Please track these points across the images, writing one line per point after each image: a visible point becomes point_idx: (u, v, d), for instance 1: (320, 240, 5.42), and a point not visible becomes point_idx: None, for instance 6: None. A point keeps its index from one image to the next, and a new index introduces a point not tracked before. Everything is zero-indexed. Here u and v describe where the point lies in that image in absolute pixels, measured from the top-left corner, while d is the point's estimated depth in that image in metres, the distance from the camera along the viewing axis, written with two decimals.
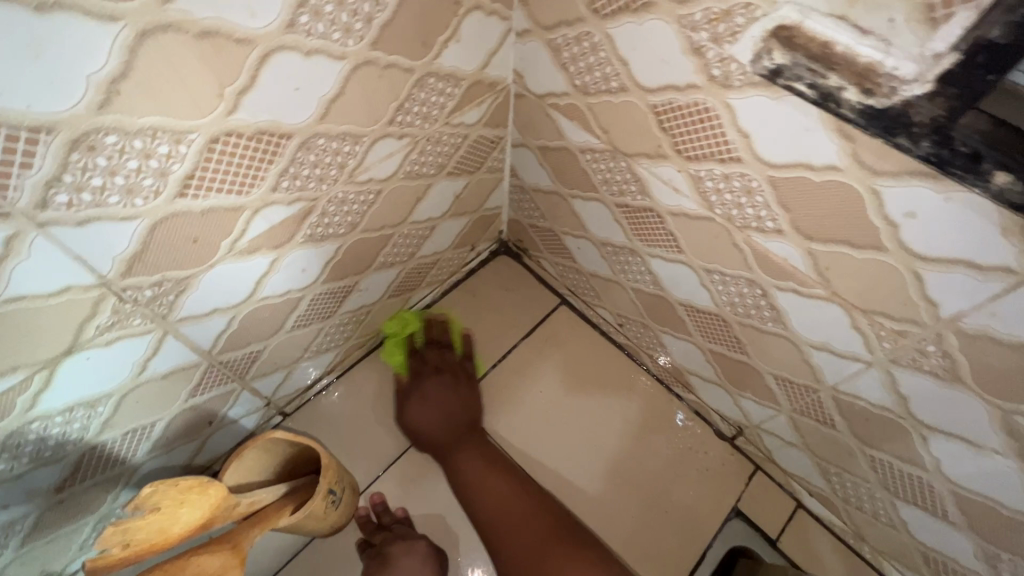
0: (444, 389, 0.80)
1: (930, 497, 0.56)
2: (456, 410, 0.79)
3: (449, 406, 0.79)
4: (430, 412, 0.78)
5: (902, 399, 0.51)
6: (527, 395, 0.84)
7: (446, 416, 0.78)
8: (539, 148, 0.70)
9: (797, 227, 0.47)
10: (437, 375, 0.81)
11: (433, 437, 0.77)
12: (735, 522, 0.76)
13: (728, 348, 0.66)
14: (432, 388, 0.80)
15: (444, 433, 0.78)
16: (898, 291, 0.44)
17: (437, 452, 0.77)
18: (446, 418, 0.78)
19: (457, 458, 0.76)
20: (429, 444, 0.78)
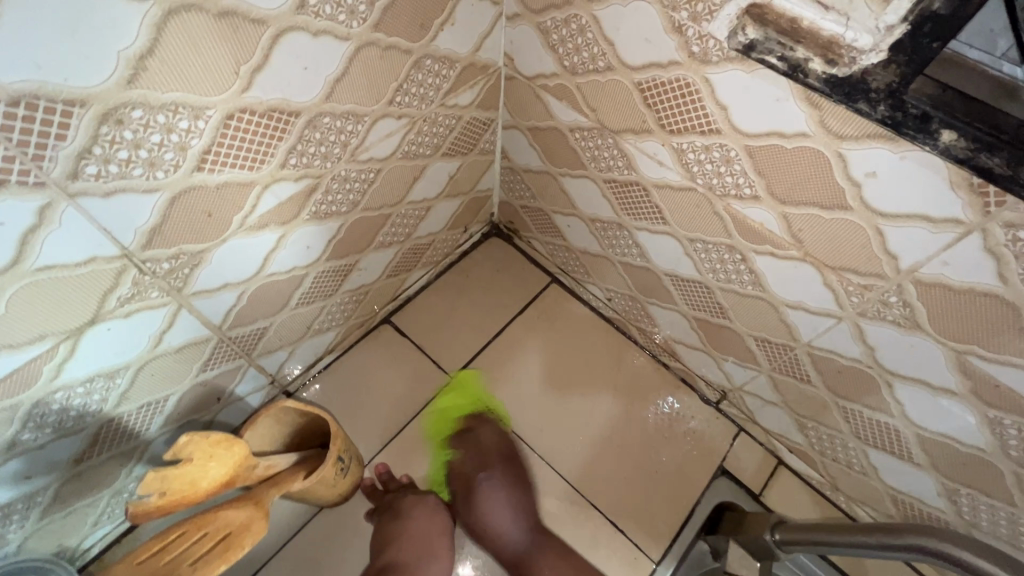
0: (512, 488, 0.77)
1: (896, 440, 0.61)
2: (524, 502, 0.77)
3: (517, 513, 0.76)
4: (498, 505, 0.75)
5: (869, 350, 0.55)
6: (521, 374, 0.88)
7: (512, 514, 0.75)
8: (529, 130, 0.73)
9: (772, 192, 0.51)
10: (493, 471, 0.78)
11: (506, 553, 0.74)
12: (721, 480, 0.81)
13: (711, 314, 0.70)
14: (500, 489, 0.77)
15: (525, 538, 0.75)
16: (863, 248, 0.48)
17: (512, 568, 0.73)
18: (508, 532, 0.75)
19: (540, 565, 0.73)
20: (503, 556, 0.74)
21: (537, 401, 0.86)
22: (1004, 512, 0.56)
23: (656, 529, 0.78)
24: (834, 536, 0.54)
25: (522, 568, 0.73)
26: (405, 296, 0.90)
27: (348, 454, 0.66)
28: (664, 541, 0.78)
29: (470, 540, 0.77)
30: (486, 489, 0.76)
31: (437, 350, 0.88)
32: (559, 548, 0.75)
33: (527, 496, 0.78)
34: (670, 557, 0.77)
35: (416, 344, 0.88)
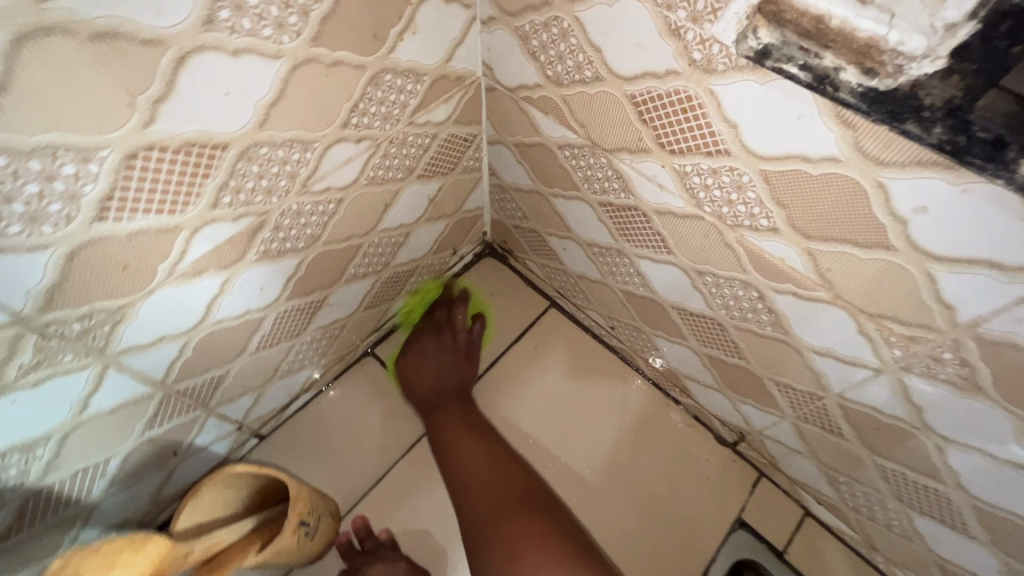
0: (447, 361, 0.79)
1: (948, 509, 0.51)
2: (452, 383, 0.78)
3: (433, 373, 0.78)
4: (423, 367, 0.78)
5: (915, 409, 0.46)
6: (526, 397, 0.81)
7: (438, 373, 0.78)
8: (515, 145, 0.66)
9: (793, 225, 0.43)
10: (438, 335, 0.80)
11: (427, 392, 0.77)
12: (738, 534, 0.72)
13: (724, 352, 0.61)
14: (431, 349, 0.79)
15: (436, 390, 0.77)
16: (909, 294, 0.39)
17: (428, 410, 0.76)
18: (438, 381, 0.77)
19: (441, 421, 0.75)
20: (422, 403, 0.77)
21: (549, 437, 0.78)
22: None
23: None
24: None
25: (432, 422, 0.76)
26: (389, 325, 0.83)
27: (316, 512, 0.59)
28: None
29: None
30: (428, 350, 0.79)
31: None
32: (465, 411, 0.76)
33: (461, 376, 0.79)
34: None
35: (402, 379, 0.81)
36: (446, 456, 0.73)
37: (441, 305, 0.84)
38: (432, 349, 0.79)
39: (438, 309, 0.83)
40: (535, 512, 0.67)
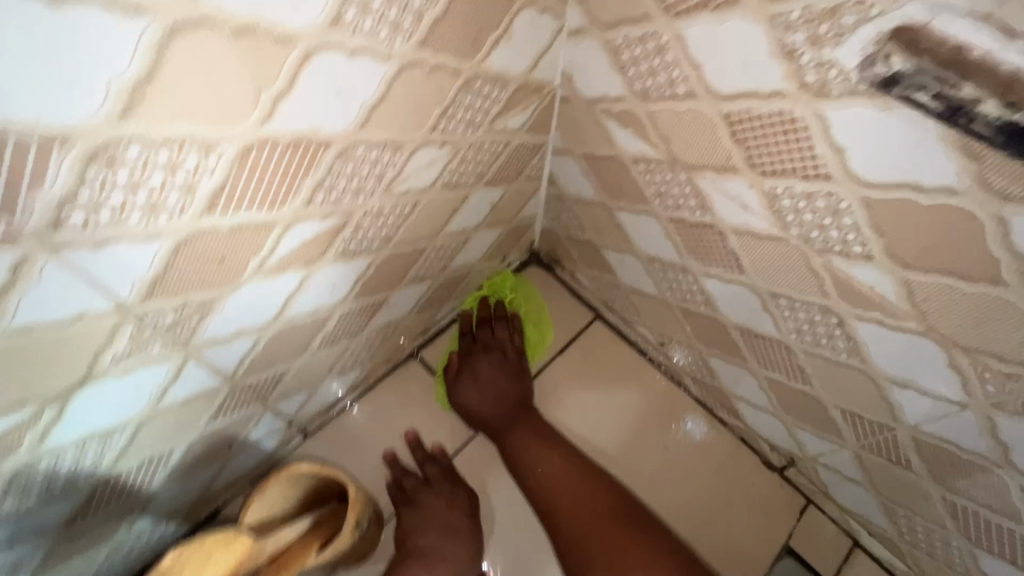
0: (501, 372, 0.76)
1: (1020, 550, 0.50)
2: (512, 393, 0.75)
3: (498, 390, 0.75)
4: (483, 389, 0.74)
5: (1000, 447, 0.45)
6: (576, 396, 0.81)
7: (495, 390, 0.75)
8: (583, 157, 0.65)
9: (892, 254, 0.42)
10: (495, 352, 0.77)
11: (492, 424, 0.74)
12: (784, 561, 0.72)
13: (788, 377, 0.61)
14: (482, 368, 0.76)
15: (502, 411, 0.74)
16: (1014, 331, 0.39)
17: (496, 433, 0.74)
18: (499, 401, 0.74)
19: (512, 441, 0.72)
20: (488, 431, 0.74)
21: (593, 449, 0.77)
22: None
23: None
24: None
25: (503, 439, 0.73)
26: (436, 329, 0.82)
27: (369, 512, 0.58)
28: None
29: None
30: (483, 376, 0.75)
31: None
32: (538, 423, 0.74)
33: (518, 387, 0.76)
34: None
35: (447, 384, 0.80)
36: (523, 470, 0.71)
37: (486, 318, 0.81)
38: (487, 374, 0.75)
39: (482, 330, 0.80)
40: (635, 535, 0.65)
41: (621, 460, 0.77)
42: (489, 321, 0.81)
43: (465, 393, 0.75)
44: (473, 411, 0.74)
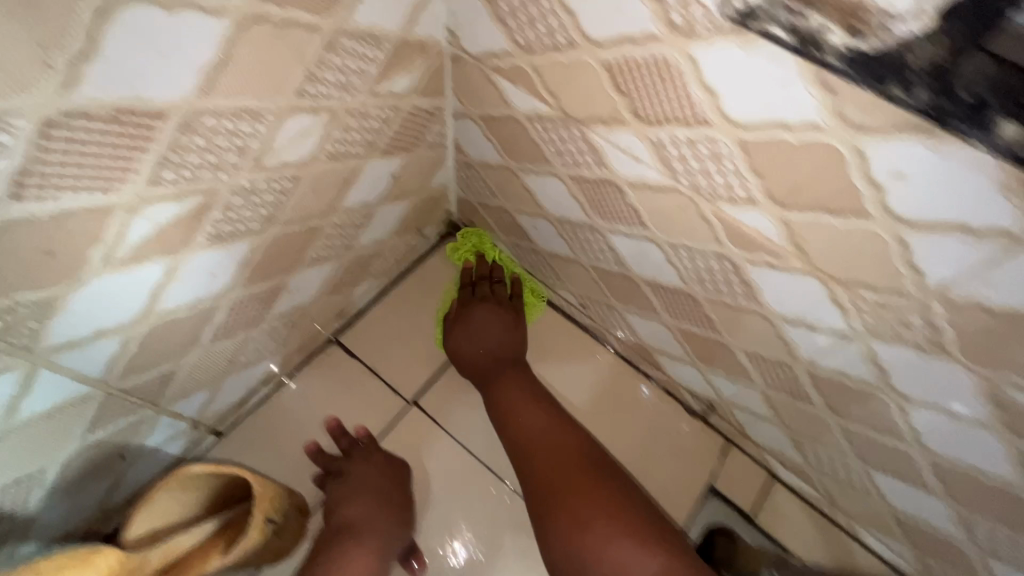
0: (495, 322, 0.76)
1: (906, 466, 0.54)
2: (504, 344, 0.75)
3: (492, 341, 0.75)
4: (477, 336, 0.75)
5: (881, 373, 0.48)
6: (557, 359, 0.81)
7: (488, 338, 0.75)
8: (482, 119, 0.63)
9: (772, 195, 0.42)
10: (492, 302, 0.77)
11: (480, 370, 0.74)
12: (711, 501, 0.74)
13: (697, 326, 0.62)
14: (478, 317, 0.76)
15: (493, 361, 0.74)
16: (881, 261, 0.40)
17: (481, 378, 0.74)
18: (490, 350, 0.74)
19: (499, 388, 0.72)
20: (476, 376, 0.74)
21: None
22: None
23: None
24: None
25: (490, 388, 0.73)
26: (353, 312, 0.79)
27: (282, 507, 0.56)
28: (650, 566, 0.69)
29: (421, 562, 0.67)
30: (477, 326, 0.75)
31: (390, 373, 0.77)
32: (524, 377, 0.73)
33: (509, 338, 0.76)
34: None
35: (368, 367, 0.77)
36: (503, 419, 0.70)
37: (479, 276, 0.81)
38: (483, 325, 0.75)
39: (478, 284, 0.80)
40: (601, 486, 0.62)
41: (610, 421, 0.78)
42: (483, 278, 0.81)
43: (457, 341, 0.75)
44: (466, 357, 0.75)
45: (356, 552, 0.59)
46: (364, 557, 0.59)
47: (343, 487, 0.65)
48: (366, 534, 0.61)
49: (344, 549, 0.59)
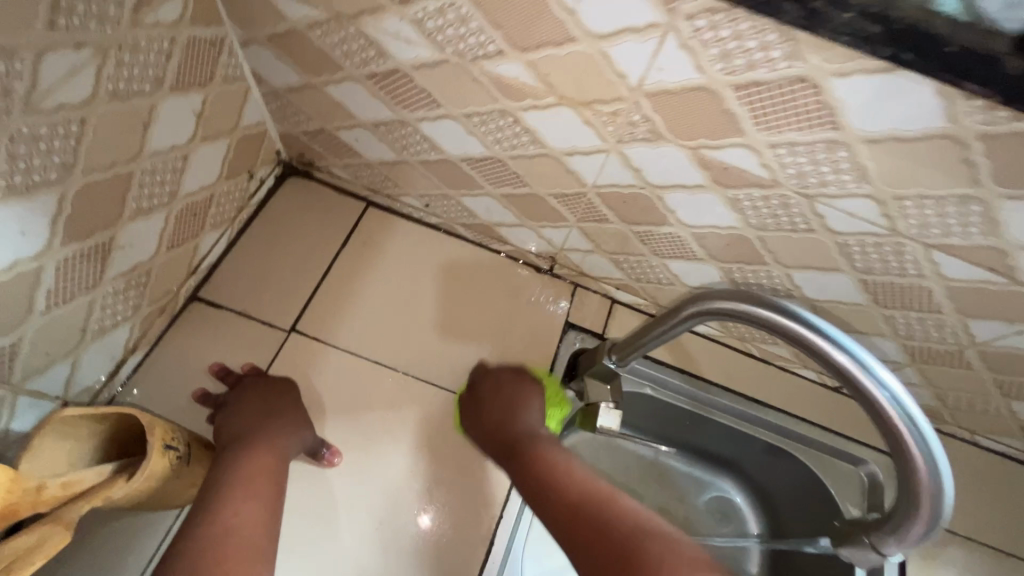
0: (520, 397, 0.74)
1: (682, 245, 0.70)
2: (523, 415, 0.71)
3: (513, 414, 0.71)
4: (497, 412, 0.72)
5: (637, 173, 0.62)
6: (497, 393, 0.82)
7: (505, 410, 0.72)
8: (269, 40, 0.65)
9: (512, 42, 0.52)
10: (512, 382, 0.76)
11: (503, 440, 0.68)
12: (570, 334, 0.86)
13: (513, 186, 0.73)
14: (500, 392, 0.75)
15: (517, 430, 0.68)
16: (599, 74, 0.52)
17: (504, 454, 0.66)
18: (512, 424, 0.69)
19: (522, 455, 0.64)
20: (499, 445, 0.68)
21: (400, 316, 0.83)
22: (762, 271, 0.68)
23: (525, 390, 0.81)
24: (650, 334, 0.61)
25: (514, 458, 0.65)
26: (206, 266, 0.80)
27: (179, 439, 0.59)
28: None
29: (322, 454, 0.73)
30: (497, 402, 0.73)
31: (262, 312, 0.80)
32: (550, 445, 0.65)
33: (529, 416, 0.71)
34: None
35: (236, 312, 0.79)
36: (537, 493, 0.58)
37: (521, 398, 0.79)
38: (505, 405, 0.72)
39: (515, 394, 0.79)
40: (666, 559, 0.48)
41: (526, 346, 0.85)
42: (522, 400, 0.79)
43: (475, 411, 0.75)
44: (489, 424, 0.71)
45: (246, 460, 0.62)
46: (257, 461, 0.62)
47: (227, 412, 0.69)
48: (255, 442, 0.64)
49: (235, 459, 0.62)
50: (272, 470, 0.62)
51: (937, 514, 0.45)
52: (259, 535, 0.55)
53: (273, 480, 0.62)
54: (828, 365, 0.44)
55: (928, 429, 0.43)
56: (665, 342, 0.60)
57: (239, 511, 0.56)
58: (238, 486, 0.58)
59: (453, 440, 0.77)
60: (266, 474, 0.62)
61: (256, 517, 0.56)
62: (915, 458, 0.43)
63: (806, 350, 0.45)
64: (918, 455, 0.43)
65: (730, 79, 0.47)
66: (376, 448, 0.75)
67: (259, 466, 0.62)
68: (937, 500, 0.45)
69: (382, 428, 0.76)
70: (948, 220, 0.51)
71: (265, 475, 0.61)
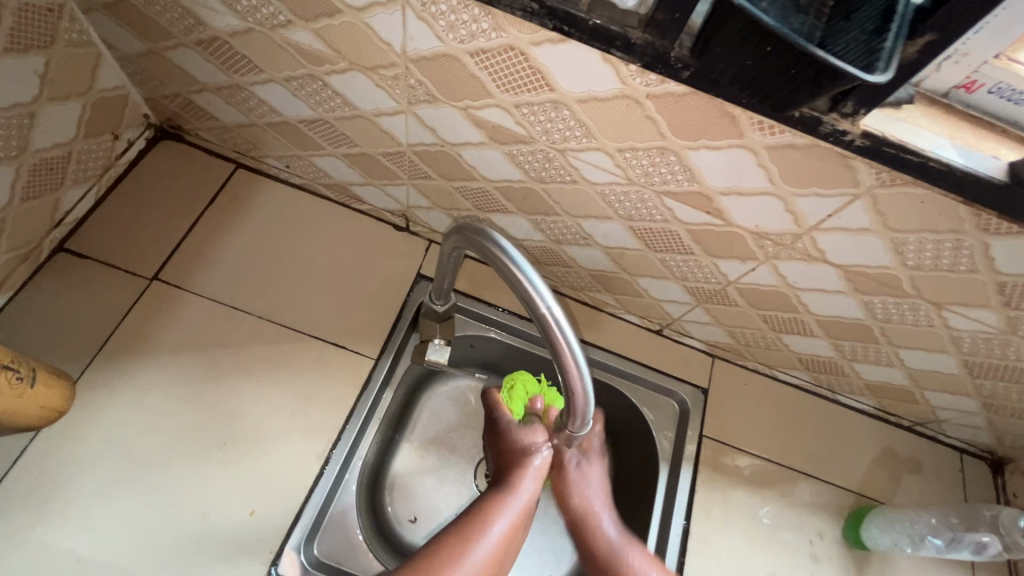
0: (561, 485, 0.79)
1: (493, 199, 0.80)
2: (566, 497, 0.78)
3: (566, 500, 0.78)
4: (579, 487, 0.78)
5: (435, 132, 0.71)
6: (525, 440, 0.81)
7: (590, 501, 0.78)
8: (107, 8, 0.74)
9: (296, 13, 0.62)
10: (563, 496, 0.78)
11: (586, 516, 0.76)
12: (421, 284, 0.95)
13: (347, 146, 0.82)
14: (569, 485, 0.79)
15: (597, 497, 0.78)
16: (370, 42, 0.62)
17: (573, 525, 0.77)
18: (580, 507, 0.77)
19: (585, 533, 0.75)
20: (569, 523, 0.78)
21: (259, 267, 0.91)
22: (561, 222, 0.79)
23: (374, 333, 0.90)
24: (446, 262, 0.70)
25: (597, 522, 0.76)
26: (72, 219, 0.86)
27: (26, 366, 0.68)
28: (381, 340, 0.90)
29: (175, 386, 0.80)
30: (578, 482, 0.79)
31: (127, 261, 0.87)
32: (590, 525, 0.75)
33: (567, 483, 0.79)
34: (388, 352, 0.89)
35: (100, 261, 0.86)
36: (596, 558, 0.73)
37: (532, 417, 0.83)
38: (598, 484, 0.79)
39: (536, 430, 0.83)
40: None
41: (378, 293, 0.93)
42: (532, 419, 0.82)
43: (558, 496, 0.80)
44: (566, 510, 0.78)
45: (511, 489, 0.69)
46: (521, 497, 0.68)
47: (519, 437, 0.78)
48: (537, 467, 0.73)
49: (507, 484, 0.70)
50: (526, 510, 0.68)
51: (589, 410, 0.55)
52: (505, 555, 0.62)
53: (525, 522, 0.68)
54: (532, 309, 0.49)
55: (576, 340, 0.50)
56: (457, 265, 0.69)
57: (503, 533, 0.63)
58: (501, 526, 0.63)
59: (302, 378, 0.85)
60: (536, 489, 0.71)
61: (507, 545, 0.63)
62: (565, 360, 0.51)
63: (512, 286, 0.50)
64: (562, 342, 0.50)
65: (463, 47, 0.57)
66: (227, 384, 0.82)
67: (513, 506, 0.67)
68: (587, 396, 0.53)
69: (234, 365, 0.83)
70: (660, 169, 0.62)
71: (518, 518, 0.66)
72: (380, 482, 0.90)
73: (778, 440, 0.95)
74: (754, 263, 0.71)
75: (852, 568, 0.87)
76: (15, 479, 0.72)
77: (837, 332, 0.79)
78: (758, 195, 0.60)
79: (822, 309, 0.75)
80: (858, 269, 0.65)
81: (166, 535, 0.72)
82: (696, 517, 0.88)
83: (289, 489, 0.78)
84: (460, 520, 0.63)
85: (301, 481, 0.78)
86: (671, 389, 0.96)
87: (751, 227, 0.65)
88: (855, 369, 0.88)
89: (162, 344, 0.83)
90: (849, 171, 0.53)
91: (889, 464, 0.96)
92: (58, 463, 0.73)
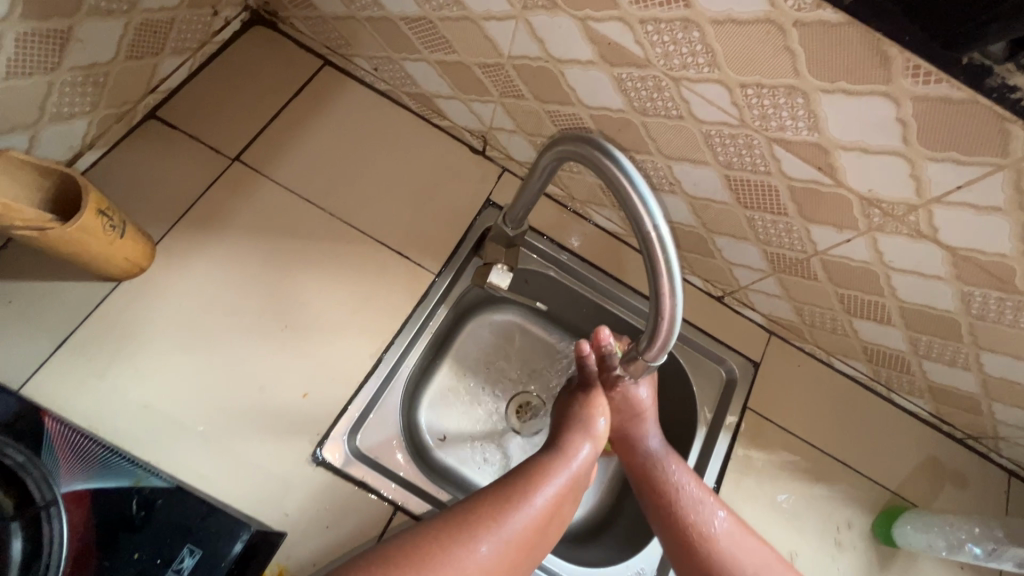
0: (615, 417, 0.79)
1: (583, 128, 0.77)
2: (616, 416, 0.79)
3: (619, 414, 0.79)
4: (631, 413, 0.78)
5: (542, 45, 0.69)
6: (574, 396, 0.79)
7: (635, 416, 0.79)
8: None
9: None
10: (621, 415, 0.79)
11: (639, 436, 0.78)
12: (489, 210, 0.94)
13: (445, 53, 0.80)
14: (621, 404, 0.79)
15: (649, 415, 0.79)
16: None
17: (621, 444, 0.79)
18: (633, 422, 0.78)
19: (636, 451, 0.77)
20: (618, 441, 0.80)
21: (335, 166, 0.91)
22: (650, 163, 0.76)
23: (437, 249, 0.90)
24: (534, 181, 0.68)
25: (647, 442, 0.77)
26: (165, 88, 0.88)
27: (119, 217, 0.71)
28: (443, 257, 0.90)
29: (245, 264, 0.83)
30: (627, 410, 0.78)
31: (212, 137, 0.88)
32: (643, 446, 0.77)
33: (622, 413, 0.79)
34: (448, 270, 0.90)
35: (187, 133, 0.87)
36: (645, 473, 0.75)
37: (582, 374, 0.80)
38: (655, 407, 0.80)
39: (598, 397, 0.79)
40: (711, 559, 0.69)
41: (446, 211, 0.93)
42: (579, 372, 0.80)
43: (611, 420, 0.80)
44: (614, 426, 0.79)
45: (556, 466, 0.68)
46: (570, 464, 0.69)
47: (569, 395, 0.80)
48: (593, 431, 0.74)
49: (561, 450, 0.70)
50: (568, 485, 0.67)
51: (670, 338, 0.54)
52: (533, 543, 0.62)
53: (574, 490, 0.69)
54: (636, 222, 0.49)
55: (675, 256, 0.49)
56: (543, 182, 0.68)
57: (533, 518, 0.62)
58: (549, 492, 0.65)
59: (363, 279, 0.86)
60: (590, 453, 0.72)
61: (552, 513, 0.64)
62: (660, 281, 0.50)
63: (616, 195, 0.50)
64: (660, 254, 0.49)
65: None
66: (293, 272, 0.84)
67: (561, 476, 0.67)
68: (672, 327, 0.52)
69: (301, 256, 0.85)
70: (781, 111, 0.58)
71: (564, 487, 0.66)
72: (419, 395, 0.92)
73: (822, 426, 0.93)
74: (852, 234, 0.67)
75: (876, 562, 0.87)
76: (92, 322, 0.75)
77: (919, 323, 0.75)
78: (884, 153, 0.56)
79: (912, 295, 0.71)
80: (968, 254, 0.61)
81: (224, 401, 0.76)
82: (726, 483, 0.87)
83: (340, 381, 0.80)
84: (516, 477, 0.65)
85: (352, 375, 0.81)
86: (722, 357, 0.94)
87: (863, 191, 0.61)
88: (922, 368, 0.84)
89: (237, 223, 0.85)
90: (1001, 138, 0.49)
91: (933, 471, 0.93)
92: (133, 316, 0.77)
